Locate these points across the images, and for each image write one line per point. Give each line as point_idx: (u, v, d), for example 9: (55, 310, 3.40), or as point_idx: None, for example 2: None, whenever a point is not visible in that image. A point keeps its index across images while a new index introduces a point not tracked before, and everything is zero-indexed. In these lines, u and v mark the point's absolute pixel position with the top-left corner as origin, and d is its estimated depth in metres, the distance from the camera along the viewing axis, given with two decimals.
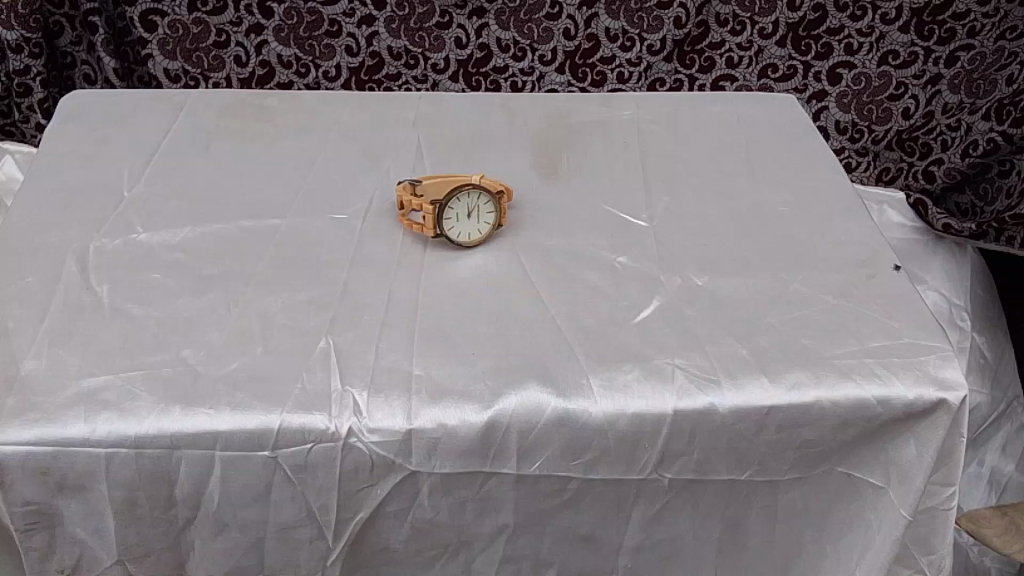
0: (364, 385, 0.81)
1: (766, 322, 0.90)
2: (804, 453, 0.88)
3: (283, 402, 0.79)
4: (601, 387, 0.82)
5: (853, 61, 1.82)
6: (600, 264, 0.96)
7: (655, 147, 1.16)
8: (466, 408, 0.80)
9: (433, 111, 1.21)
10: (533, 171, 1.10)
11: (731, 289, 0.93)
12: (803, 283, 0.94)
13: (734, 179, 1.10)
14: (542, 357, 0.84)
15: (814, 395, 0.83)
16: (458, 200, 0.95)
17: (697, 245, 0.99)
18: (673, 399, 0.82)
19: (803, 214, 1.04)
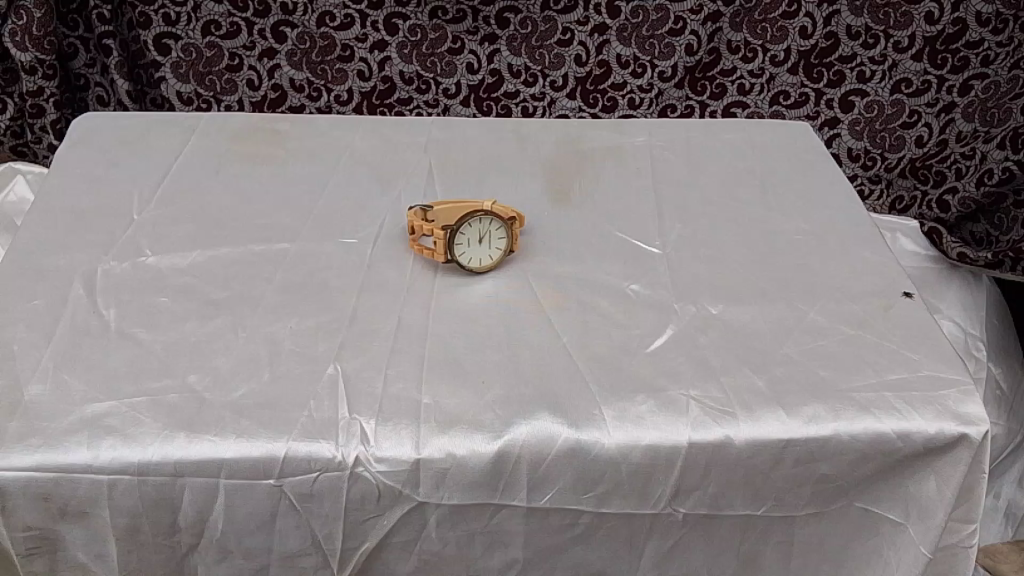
0: (372, 413, 0.79)
1: (782, 353, 0.88)
2: (821, 488, 0.86)
3: (290, 429, 0.77)
4: (615, 417, 0.81)
5: (865, 88, 1.82)
6: (612, 291, 0.94)
7: (668, 173, 1.15)
8: (476, 437, 0.79)
9: (444, 135, 1.21)
10: (544, 197, 1.09)
11: (746, 318, 0.92)
12: (819, 313, 0.93)
13: (748, 206, 1.09)
14: (554, 386, 0.83)
15: (832, 428, 0.82)
16: (469, 226, 0.94)
17: (711, 272, 0.98)
18: (687, 431, 0.80)
19: (818, 242, 1.03)
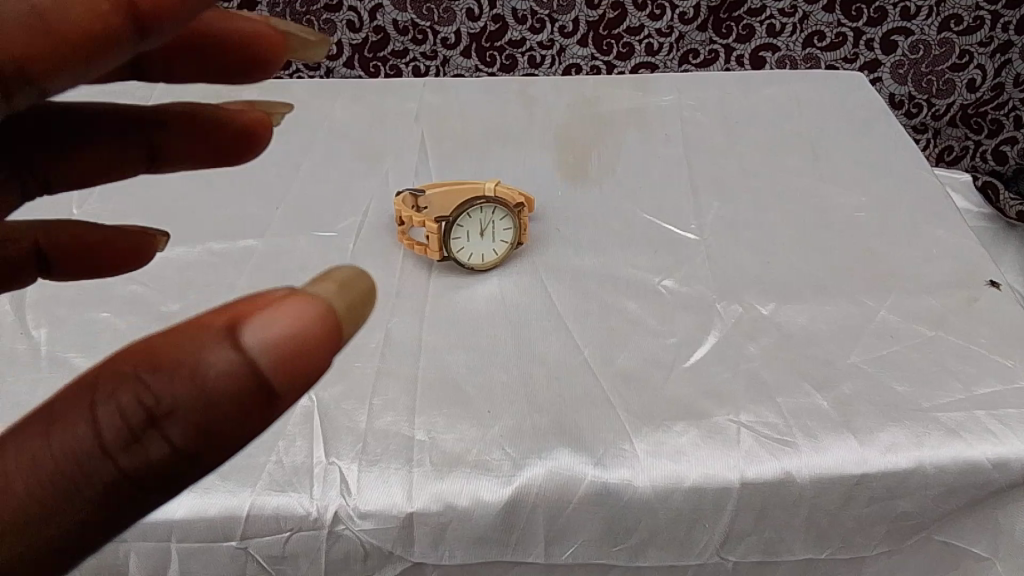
0: (354, 456, 0.65)
1: (848, 363, 0.73)
2: (898, 527, 0.71)
3: (254, 480, 0.64)
4: (649, 451, 0.66)
5: (910, 27, 1.56)
6: (640, 289, 0.79)
7: (701, 139, 0.98)
8: (483, 481, 0.64)
9: (440, 102, 1.05)
10: (557, 172, 0.94)
11: (804, 319, 0.77)
12: (890, 311, 0.77)
13: (797, 177, 0.92)
14: (575, 414, 0.68)
15: (913, 458, 0.67)
16: (468, 215, 0.80)
17: (757, 262, 0.82)
18: (739, 467, 0.66)
19: (882, 219, 0.87)
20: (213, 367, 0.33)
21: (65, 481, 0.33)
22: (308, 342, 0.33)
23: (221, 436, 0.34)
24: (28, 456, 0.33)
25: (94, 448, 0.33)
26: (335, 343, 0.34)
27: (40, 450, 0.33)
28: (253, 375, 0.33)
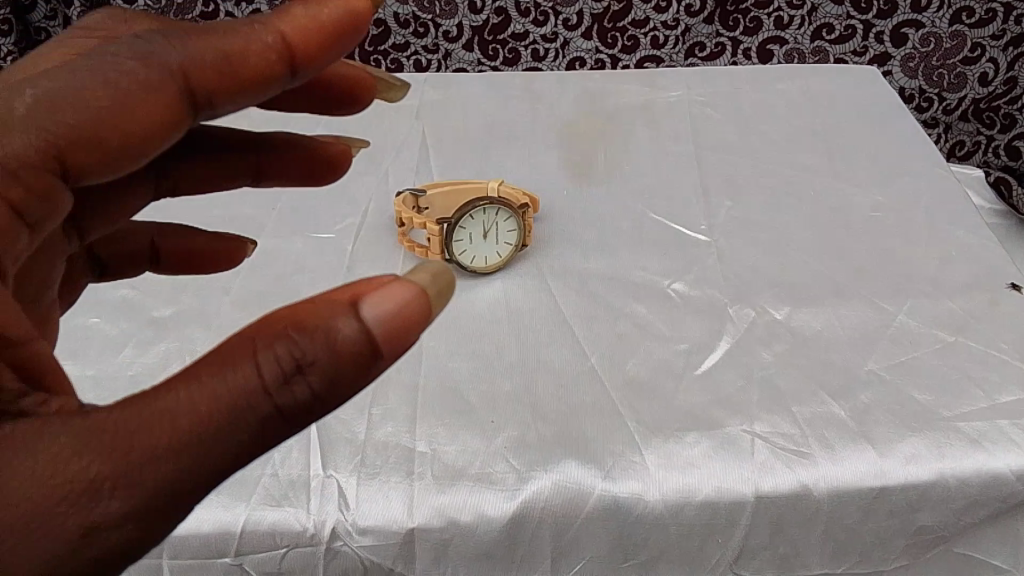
0: (352, 468, 0.63)
1: (866, 370, 0.70)
2: (917, 540, 0.69)
3: (249, 494, 0.61)
4: (659, 462, 0.64)
5: (920, 19, 1.53)
6: (649, 292, 0.76)
7: (711, 135, 0.96)
8: (487, 495, 0.62)
9: (442, 98, 1.02)
10: (562, 171, 0.91)
11: (819, 324, 0.74)
12: (908, 315, 0.75)
13: (811, 175, 0.90)
14: (582, 424, 0.66)
15: (934, 470, 0.64)
16: (470, 217, 0.78)
17: (769, 263, 0.79)
18: (753, 479, 0.63)
19: (899, 219, 0.84)
20: (339, 338, 0.36)
21: (180, 443, 0.35)
22: (408, 320, 0.36)
23: (325, 403, 0.37)
24: (152, 418, 0.35)
25: (222, 412, 0.35)
26: (425, 321, 0.37)
27: (174, 410, 0.35)
28: (371, 346, 0.36)
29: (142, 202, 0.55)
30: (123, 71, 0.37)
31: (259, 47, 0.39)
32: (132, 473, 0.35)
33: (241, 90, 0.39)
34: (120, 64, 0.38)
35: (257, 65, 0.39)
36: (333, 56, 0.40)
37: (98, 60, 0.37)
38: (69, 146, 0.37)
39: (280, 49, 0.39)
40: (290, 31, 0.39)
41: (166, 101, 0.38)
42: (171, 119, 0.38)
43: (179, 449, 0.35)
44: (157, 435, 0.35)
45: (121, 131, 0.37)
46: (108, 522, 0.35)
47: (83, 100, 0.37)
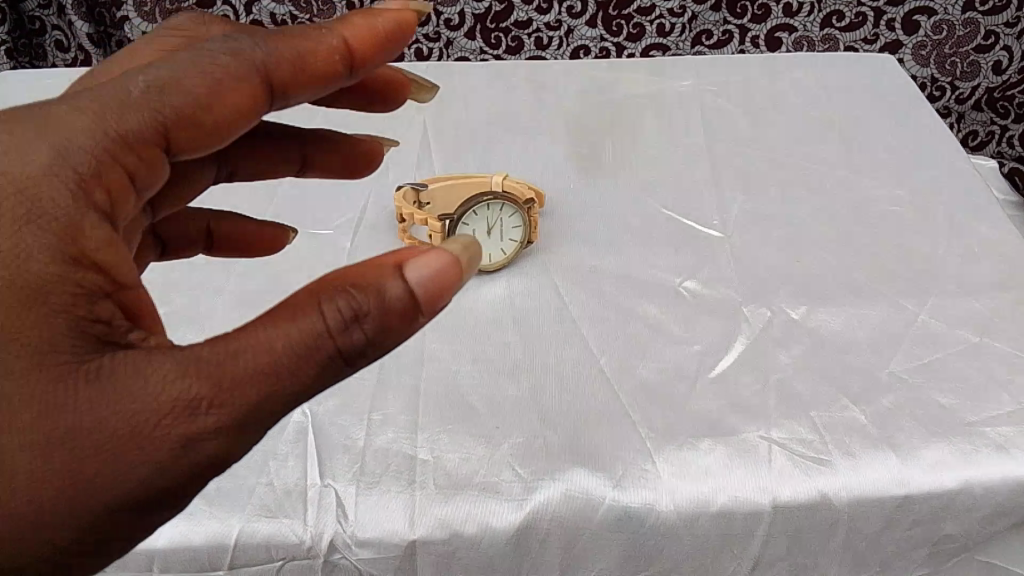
0: (351, 477, 0.60)
1: (887, 373, 0.67)
2: (940, 550, 0.66)
3: (243, 505, 0.59)
4: (672, 471, 0.61)
5: (932, 6, 1.48)
6: (660, 291, 0.74)
7: (722, 127, 0.92)
8: (492, 505, 0.59)
9: (443, 88, 0.99)
10: (568, 164, 0.88)
11: (837, 324, 0.71)
12: (930, 315, 0.72)
13: (826, 167, 0.86)
14: (591, 431, 0.63)
15: (959, 478, 0.61)
16: (474, 214, 0.76)
17: (784, 260, 0.76)
18: (770, 488, 0.61)
19: (919, 213, 0.81)
20: (389, 293, 0.38)
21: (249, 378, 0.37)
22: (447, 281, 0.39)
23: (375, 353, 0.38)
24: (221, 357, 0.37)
25: (296, 348, 0.37)
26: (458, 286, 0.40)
27: (244, 351, 0.37)
28: (415, 300, 0.38)
29: (205, 185, 0.53)
30: (214, 64, 0.38)
31: (324, 54, 0.40)
32: (219, 399, 0.37)
33: (310, 85, 0.40)
34: (204, 57, 0.38)
35: (322, 67, 0.40)
36: (384, 60, 0.41)
37: (196, 56, 0.38)
38: (169, 128, 0.37)
39: (342, 53, 0.40)
40: (352, 39, 0.40)
41: (251, 93, 0.38)
42: (255, 107, 0.38)
43: (261, 380, 0.37)
44: (240, 366, 0.37)
45: (206, 121, 0.37)
46: (199, 438, 0.37)
47: (173, 87, 0.37)
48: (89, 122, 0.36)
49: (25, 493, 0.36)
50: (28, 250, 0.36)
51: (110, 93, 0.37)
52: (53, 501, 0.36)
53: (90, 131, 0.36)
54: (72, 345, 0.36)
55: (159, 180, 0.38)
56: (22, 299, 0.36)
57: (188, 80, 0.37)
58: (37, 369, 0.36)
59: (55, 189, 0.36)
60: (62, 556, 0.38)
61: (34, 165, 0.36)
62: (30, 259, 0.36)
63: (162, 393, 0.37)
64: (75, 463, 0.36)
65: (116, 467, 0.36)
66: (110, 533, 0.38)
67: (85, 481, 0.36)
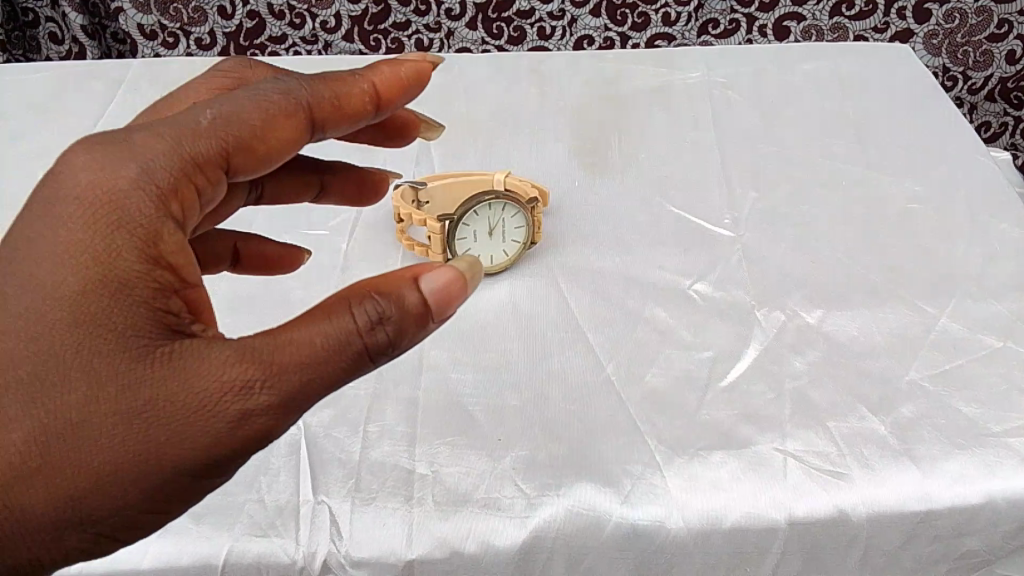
0: (345, 493, 0.57)
1: (907, 381, 0.64)
2: (963, 566, 0.63)
3: (233, 522, 0.56)
4: (683, 485, 0.58)
5: None
6: (669, 294, 0.70)
7: (732, 120, 0.89)
8: (494, 522, 0.56)
9: (443, 81, 0.96)
10: (572, 161, 0.85)
11: (855, 328, 0.68)
12: (952, 318, 0.68)
13: (841, 163, 0.83)
14: (598, 443, 0.60)
15: (983, 492, 0.59)
16: (475, 213, 0.72)
17: (798, 261, 0.73)
18: (785, 503, 0.58)
19: (938, 211, 0.77)
20: (408, 300, 0.41)
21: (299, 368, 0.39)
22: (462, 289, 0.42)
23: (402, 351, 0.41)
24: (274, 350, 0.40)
25: (336, 343, 0.39)
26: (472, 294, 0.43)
27: (295, 344, 0.40)
28: (427, 310, 0.41)
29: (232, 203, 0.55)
30: (268, 100, 0.43)
31: (355, 96, 0.46)
32: (271, 385, 0.39)
33: (344, 120, 0.46)
34: (257, 93, 0.44)
35: (353, 106, 0.46)
36: (403, 102, 0.48)
37: (252, 93, 0.44)
38: (229, 152, 0.42)
39: (372, 95, 0.47)
40: (380, 84, 0.47)
41: (294, 122, 0.43)
42: (294, 136, 0.43)
43: (306, 368, 0.39)
44: (287, 356, 0.39)
45: (258, 145, 0.42)
46: (254, 419, 0.39)
47: (233, 116, 0.42)
48: (166, 146, 0.40)
49: (99, 462, 0.39)
50: (117, 251, 0.39)
51: (184, 123, 0.41)
52: (123, 471, 0.39)
53: (167, 154, 0.40)
54: (149, 331, 0.39)
55: (218, 198, 0.42)
56: (110, 290, 0.39)
57: (252, 112, 0.43)
58: (116, 351, 0.39)
59: (136, 201, 0.39)
60: (124, 522, 0.40)
61: (119, 182, 0.39)
62: (116, 261, 0.39)
63: (220, 376, 0.39)
64: (144, 437, 0.39)
65: (179, 443, 0.39)
66: (168, 501, 0.40)
67: (152, 456, 0.39)
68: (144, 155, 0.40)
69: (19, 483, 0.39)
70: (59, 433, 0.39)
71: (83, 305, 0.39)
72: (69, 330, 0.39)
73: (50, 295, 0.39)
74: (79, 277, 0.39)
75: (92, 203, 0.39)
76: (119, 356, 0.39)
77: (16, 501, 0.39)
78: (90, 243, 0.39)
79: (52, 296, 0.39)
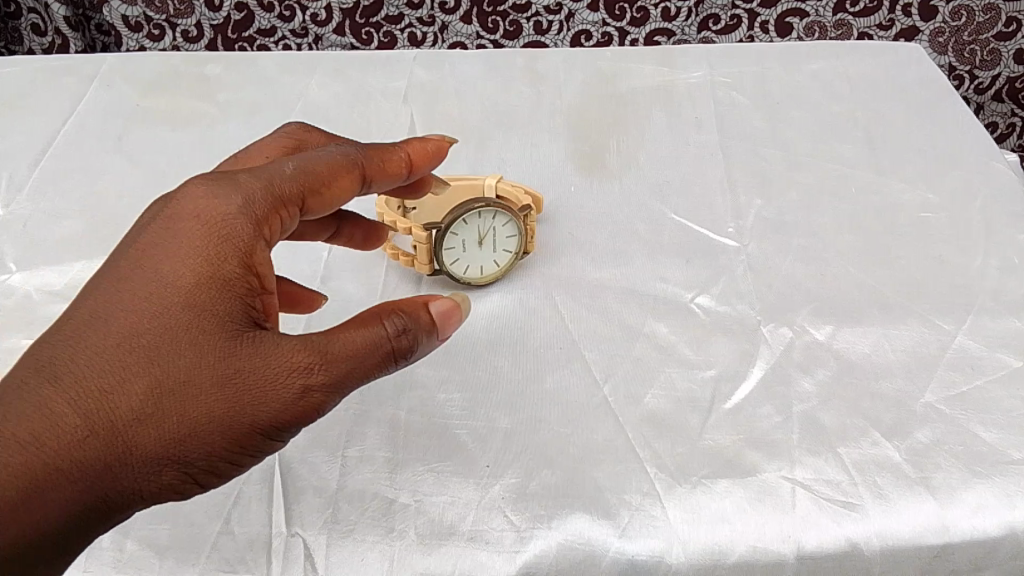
0: (321, 524, 0.53)
1: (922, 404, 0.60)
2: None
3: (200, 557, 0.52)
4: (684, 516, 0.54)
5: None
6: (669, 308, 0.67)
7: (735, 122, 0.85)
8: (480, 557, 0.52)
9: (433, 79, 0.91)
10: (568, 165, 0.81)
11: (866, 346, 0.64)
12: (969, 336, 0.64)
13: (850, 169, 0.79)
14: (593, 470, 0.56)
15: (1005, 526, 0.54)
16: (463, 223, 0.68)
17: (806, 273, 0.69)
18: (794, 537, 0.54)
19: (952, 220, 0.73)
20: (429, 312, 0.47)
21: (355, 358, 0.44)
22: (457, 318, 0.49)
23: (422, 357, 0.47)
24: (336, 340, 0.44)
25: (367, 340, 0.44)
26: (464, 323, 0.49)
27: (351, 336, 0.44)
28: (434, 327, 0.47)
29: None
30: (331, 157, 0.51)
31: (398, 165, 0.54)
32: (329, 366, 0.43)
33: (385, 179, 0.54)
34: (325, 152, 0.51)
35: (394, 169, 0.54)
36: (427, 171, 0.56)
37: (321, 151, 0.51)
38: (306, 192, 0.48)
39: (406, 166, 0.55)
40: (411, 154, 0.56)
41: (351, 178, 0.51)
42: (350, 189, 0.51)
43: (361, 354, 0.44)
44: (339, 348, 0.44)
45: (326, 191, 0.50)
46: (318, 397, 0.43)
47: (308, 166, 0.49)
48: (263, 181, 0.47)
49: (186, 424, 0.41)
50: (224, 255, 0.44)
51: (272, 169, 0.48)
52: (207, 431, 0.42)
53: (262, 185, 0.47)
54: (243, 320, 0.44)
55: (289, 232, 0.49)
56: (214, 283, 0.43)
57: (324, 165, 0.50)
58: (215, 332, 0.43)
59: (241, 219, 0.45)
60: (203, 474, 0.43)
61: (229, 203, 0.45)
62: (222, 261, 0.44)
63: (292, 354, 0.43)
64: (228, 404, 0.42)
65: (260, 406, 0.42)
66: (239, 458, 0.43)
67: (238, 417, 0.42)
68: (246, 184, 0.46)
69: (122, 435, 0.41)
70: (156, 396, 0.41)
71: (193, 296, 0.43)
72: (177, 311, 0.43)
73: (165, 284, 0.43)
74: (191, 273, 0.43)
75: (206, 217, 0.44)
76: (217, 334, 0.43)
77: (114, 453, 0.41)
78: (202, 246, 0.44)
79: (166, 285, 0.43)
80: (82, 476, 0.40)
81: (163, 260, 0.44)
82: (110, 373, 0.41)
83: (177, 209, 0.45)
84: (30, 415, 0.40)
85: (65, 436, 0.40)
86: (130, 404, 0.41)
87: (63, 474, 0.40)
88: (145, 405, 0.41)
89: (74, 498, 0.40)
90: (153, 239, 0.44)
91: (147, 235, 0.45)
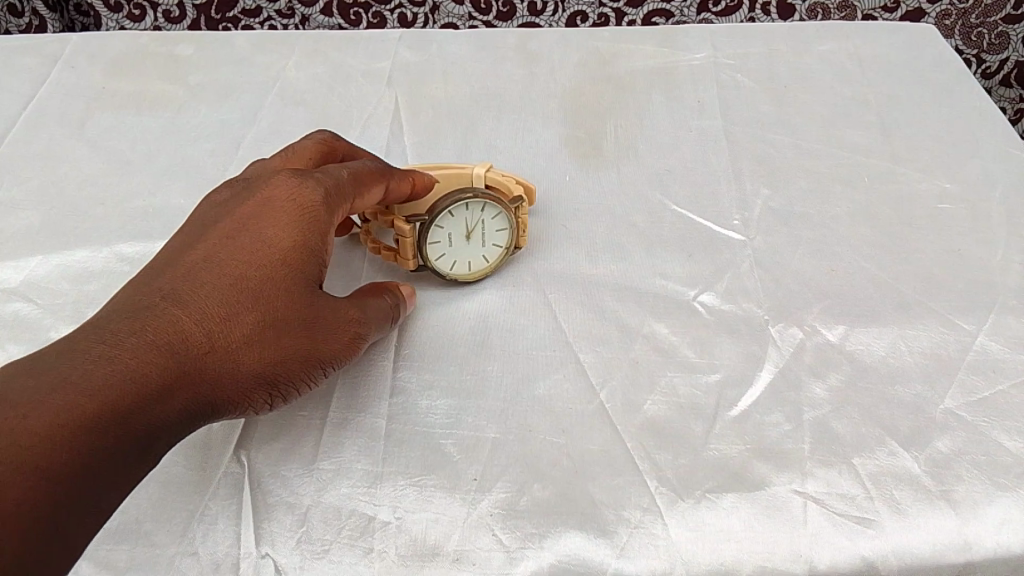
0: (294, 544, 0.49)
1: (943, 410, 0.56)
2: None
3: None
4: (687, 533, 0.50)
5: None
6: (669, 307, 0.62)
7: (738, 107, 0.80)
8: None
9: (419, 60, 0.86)
10: (561, 152, 0.76)
11: (881, 348, 0.59)
12: (990, 336, 0.60)
13: (861, 157, 0.75)
14: (588, 484, 0.52)
15: None
16: (449, 215, 0.61)
17: (816, 268, 0.65)
18: (806, 556, 0.50)
19: (969, 212, 0.69)
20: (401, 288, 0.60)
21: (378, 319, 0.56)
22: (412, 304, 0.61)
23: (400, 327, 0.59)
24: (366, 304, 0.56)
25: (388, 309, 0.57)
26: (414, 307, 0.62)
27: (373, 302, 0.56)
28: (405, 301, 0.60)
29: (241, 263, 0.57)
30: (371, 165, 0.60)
31: (403, 187, 0.61)
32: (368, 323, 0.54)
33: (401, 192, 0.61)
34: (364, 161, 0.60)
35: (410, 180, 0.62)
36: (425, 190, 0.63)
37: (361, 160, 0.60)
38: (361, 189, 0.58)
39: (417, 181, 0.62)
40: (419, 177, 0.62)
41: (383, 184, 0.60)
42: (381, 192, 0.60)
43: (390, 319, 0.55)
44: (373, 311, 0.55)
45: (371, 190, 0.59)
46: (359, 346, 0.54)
47: (357, 168, 0.58)
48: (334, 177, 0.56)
49: (277, 352, 0.50)
50: (311, 230, 0.53)
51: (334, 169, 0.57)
52: (290, 361, 0.50)
53: (333, 179, 0.56)
54: (316, 282, 0.53)
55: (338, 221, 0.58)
56: (301, 254, 0.52)
57: (369, 171, 0.59)
58: (300, 287, 0.52)
59: (324, 205, 0.54)
60: (278, 398, 0.51)
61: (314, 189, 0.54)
62: (307, 235, 0.53)
63: (348, 309, 0.54)
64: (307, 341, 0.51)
65: (327, 346, 0.52)
66: (302, 388, 0.52)
67: (313, 351, 0.51)
68: (323, 178, 0.55)
69: (232, 355, 0.48)
70: (257, 328, 0.49)
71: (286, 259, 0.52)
72: (273, 268, 0.51)
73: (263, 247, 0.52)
74: (285, 241, 0.52)
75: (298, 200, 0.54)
76: (301, 287, 0.52)
77: (226, 367, 0.48)
78: (293, 221, 0.53)
79: (265, 248, 0.52)
80: (201, 383, 0.47)
81: (261, 229, 0.52)
82: (224, 306, 0.49)
83: (269, 190, 0.54)
84: (165, 327, 0.47)
85: (192, 348, 0.47)
86: (241, 330, 0.49)
87: (189, 377, 0.47)
88: (252, 332, 0.49)
89: (193, 400, 0.47)
90: (251, 211, 0.53)
91: (242, 210, 0.54)
